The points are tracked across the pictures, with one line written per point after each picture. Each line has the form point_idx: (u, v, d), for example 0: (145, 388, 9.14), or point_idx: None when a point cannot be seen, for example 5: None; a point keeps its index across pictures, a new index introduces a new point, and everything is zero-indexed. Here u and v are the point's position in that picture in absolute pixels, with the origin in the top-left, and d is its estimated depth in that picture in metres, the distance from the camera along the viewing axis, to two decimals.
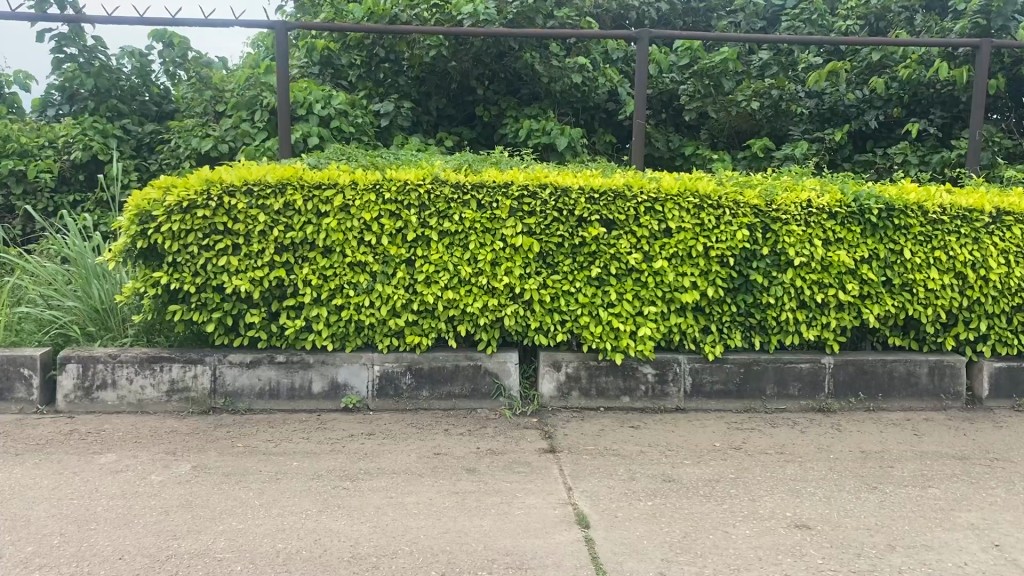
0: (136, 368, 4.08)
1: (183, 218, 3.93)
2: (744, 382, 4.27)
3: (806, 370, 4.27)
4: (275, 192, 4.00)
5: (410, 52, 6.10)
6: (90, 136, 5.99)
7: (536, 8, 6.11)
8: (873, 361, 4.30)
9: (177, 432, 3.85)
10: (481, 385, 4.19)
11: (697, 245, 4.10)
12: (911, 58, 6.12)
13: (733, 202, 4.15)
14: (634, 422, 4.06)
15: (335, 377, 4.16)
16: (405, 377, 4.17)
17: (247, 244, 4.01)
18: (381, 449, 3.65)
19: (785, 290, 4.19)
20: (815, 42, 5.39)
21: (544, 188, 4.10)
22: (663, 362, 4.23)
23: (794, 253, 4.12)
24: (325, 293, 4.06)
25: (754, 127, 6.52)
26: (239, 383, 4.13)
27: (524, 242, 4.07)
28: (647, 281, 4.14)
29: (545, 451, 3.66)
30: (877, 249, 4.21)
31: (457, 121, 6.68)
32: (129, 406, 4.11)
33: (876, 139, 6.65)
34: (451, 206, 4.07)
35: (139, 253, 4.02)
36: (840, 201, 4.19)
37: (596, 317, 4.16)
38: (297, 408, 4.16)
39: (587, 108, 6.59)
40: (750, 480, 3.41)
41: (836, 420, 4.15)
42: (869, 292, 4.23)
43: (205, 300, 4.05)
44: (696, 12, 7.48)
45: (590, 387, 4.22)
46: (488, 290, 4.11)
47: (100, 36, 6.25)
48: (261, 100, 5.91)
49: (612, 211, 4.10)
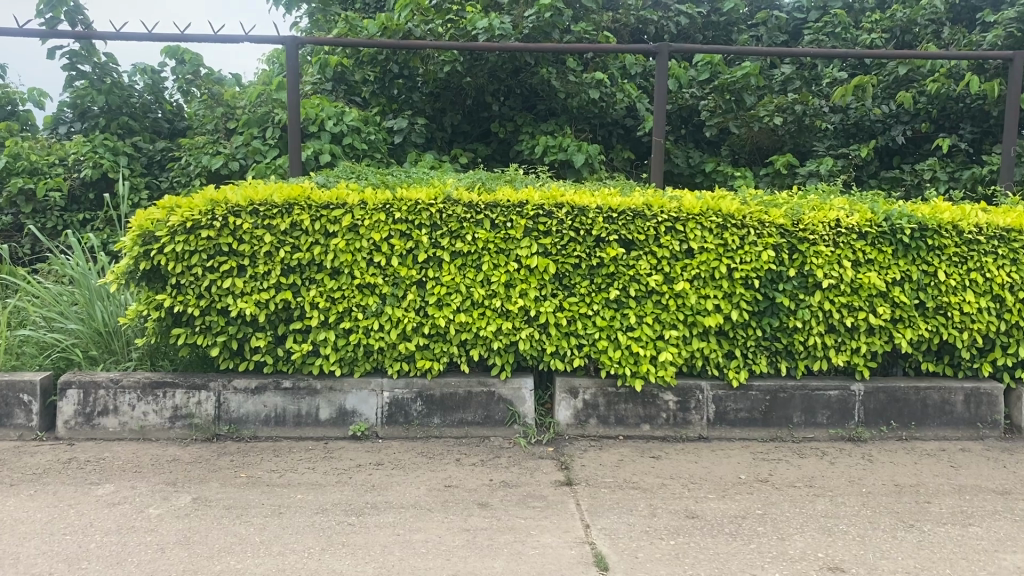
0: (138, 394, 3.96)
1: (187, 238, 3.80)
2: (770, 410, 4.08)
3: (835, 398, 4.08)
4: (281, 211, 3.87)
5: (423, 67, 5.96)
6: (100, 154, 5.90)
7: (553, 23, 5.97)
8: (906, 388, 4.10)
9: (179, 461, 3.71)
10: (495, 412, 4.02)
11: (720, 267, 3.92)
12: (941, 72, 5.96)
13: (758, 222, 3.97)
14: (655, 453, 3.87)
15: (343, 404, 4.01)
16: (416, 404, 4.01)
17: (253, 266, 3.88)
18: (390, 481, 3.49)
19: (813, 313, 4.00)
20: (840, 56, 5.20)
21: (560, 207, 3.94)
22: (685, 389, 4.05)
23: (822, 274, 3.93)
24: (333, 316, 3.92)
25: (776, 142, 6.34)
26: (243, 410, 3.99)
27: (539, 263, 3.90)
28: (668, 304, 3.96)
29: (561, 483, 3.49)
30: (909, 270, 4.00)
31: (473, 138, 6.58)
32: (131, 433, 3.97)
33: (903, 155, 6.48)
34: (463, 226, 3.92)
35: (142, 275, 3.89)
36: (870, 221, 4.00)
37: (615, 342, 3.98)
38: (304, 435, 4.01)
39: (604, 124, 6.47)
40: (779, 516, 3.22)
41: (867, 450, 3.95)
42: (901, 316, 4.04)
43: (209, 323, 3.92)
44: (717, 25, 7.31)
45: (609, 415, 4.04)
46: (502, 313, 3.95)
47: (113, 53, 6.19)
48: (272, 117, 5.82)
49: (631, 231, 3.93)
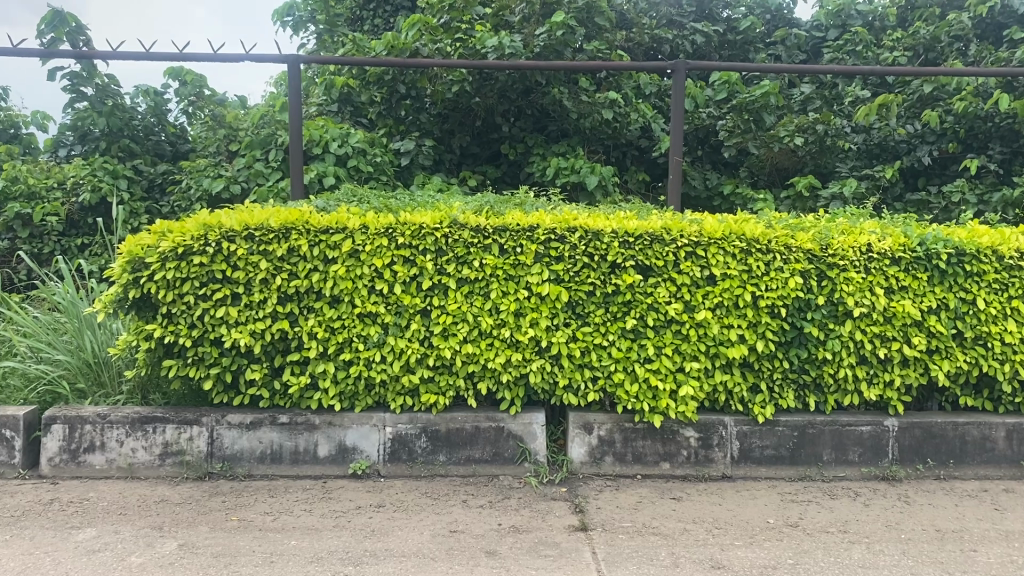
0: (127, 430, 3.74)
1: (178, 265, 3.59)
2: (798, 447, 3.82)
3: (867, 434, 3.83)
4: (278, 236, 3.66)
5: (431, 88, 5.78)
6: (100, 177, 5.72)
7: (565, 41, 5.77)
8: (943, 424, 3.84)
9: (168, 502, 3.48)
10: (504, 449, 3.78)
11: (744, 294, 3.68)
12: (967, 90, 5.75)
13: (785, 247, 3.73)
14: (676, 493, 3.62)
15: (343, 440, 3.77)
16: (420, 440, 3.77)
17: (248, 294, 3.66)
18: (391, 526, 3.24)
19: (844, 344, 3.75)
20: (863, 74, 4.97)
21: (572, 231, 3.71)
22: (707, 424, 3.80)
23: (854, 302, 3.68)
24: (333, 347, 3.70)
25: (797, 163, 6.09)
26: (238, 447, 3.76)
27: (551, 291, 3.67)
28: (689, 335, 3.72)
29: (575, 529, 3.23)
30: (946, 298, 3.74)
31: (482, 160, 6.39)
32: (118, 471, 3.75)
33: (929, 177, 6.25)
34: (471, 251, 3.69)
35: (132, 303, 3.68)
36: (904, 245, 3.75)
37: (632, 374, 3.74)
38: (301, 474, 3.77)
39: (618, 145, 6.25)
40: (812, 567, 2.95)
41: (904, 491, 3.69)
42: (938, 346, 3.78)
43: (202, 354, 3.70)
44: (733, 44, 7.09)
45: (625, 453, 3.79)
46: (512, 343, 3.72)
47: (115, 74, 6.01)
48: (276, 139, 5.66)
49: (649, 256, 3.69)
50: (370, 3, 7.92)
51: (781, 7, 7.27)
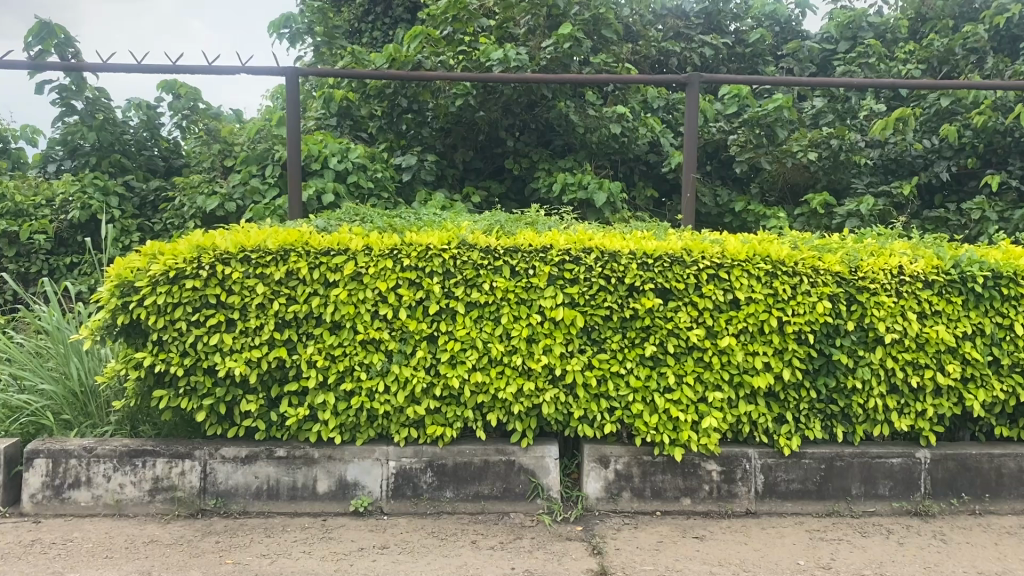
0: (114, 464, 3.52)
1: (170, 289, 3.38)
2: (826, 481, 3.61)
3: (898, 466, 3.62)
4: (275, 258, 3.45)
5: (434, 101, 5.60)
6: (90, 194, 5.51)
7: (570, 53, 5.58)
8: (977, 455, 3.64)
9: (157, 543, 3.25)
10: (515, 484, 3.56)
11: (769, 320, 3.47)
12: (986, 104, 5.55)
13: (812, 269, 3.53)
14: (698, 532, 3.41)
15: (343, 475, 3.55)
16: (425, 475, 3.56)
17: (244, 320, 3.45)
18: (396, 570, 3.02)
19: (874, 372, 3.55)
20: (875, 87, 4.72)
21: (588, 252, 3.51)
22: (730, 457, 3.59)
23: (885, 328, 3.48)
24: (333, 376, 3.48)
25: (809, 178, 5.88)
26: (232, 482, 3.54)
27: (565, 315, 3.46)
28: (711, 362, 3.52)
29: (594, 573, 3.01)
30: (982, 323, 3.54)
31: (485, 175, 6.20)
32: (105, 508, 3.52)
33: (947, 192, 6.09)
34: (480, 273, 3.49)
35: (121, 330, 3.46)
36: (937, 268, 3.55)
37: (651, 405, 3.53)
38: (299, 511, 3.55)
39: (626, 160, 6.06)
40: None
41: (938, 528, 3.48)
42: (973, 374, 3.57)
43: (194, 384, 3.48)
44: (742, 57, 6.92)
45: (643, 487, 3.58)
46: (524, 372, 3.51)
47: (105, 88, 5.80)
48: (273, 154, 5.45)
49: (668, 279, 3.49)
50: (369, 15, 7.78)
51: (790, 20, 7.17)
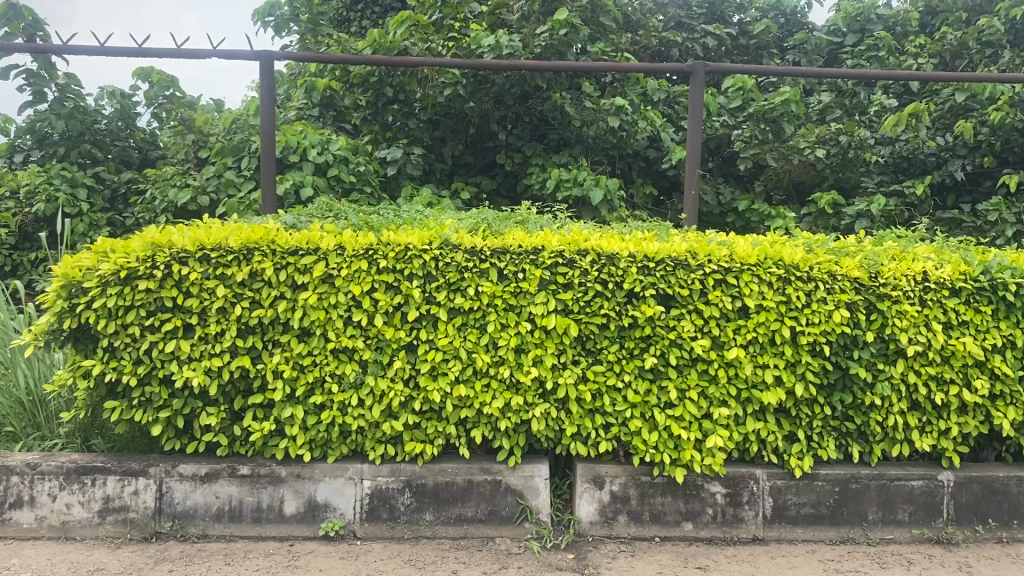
0: (60, 482, 3.20)
1: (122, 291, 3.06)
2: (840, 505, 3.31)
3: (918, 490, 3.32)
4: (238, 258, 3.13)
5: (421, 91, 5.26)
6: (56, 185, 5.15)
7: (567, 41, 5.25)
8: (1005, 478, 3.34)
9: (103, 572, 2.92)
10: (501, 507, 3.26)
11: (781, 330, 3.17)
12: (1003, 100, 5.24)
13: (829, 274, 3.22)
14: (701, 561, 3.10)
15: (313, 495, 3.24)
16: (403, 496, 3.24)
17: (204, 326, 3.14)
18: None
19: (894, 388, 3.25)
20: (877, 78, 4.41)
21: (583, 254, 3.19)
22: (736, 478, 3.29)
23: (907, 340, 3.17)
24: (303, 388, 3.17)
25: (816, 177, 5.60)
26: (190, 502, 3.22)
27: (558, 323, 3.15)
28: (716, 376, 3.22)
29: None
30: (1013, 335, 3.24)
31: (475, 170, 5.90)
32: (50, 531, 3.21)
33: (960, 193, 5.82)
34: (464, 277, 3.17)
35: (69, 336, 3.14)
36: (965, 274, 3.24)
37: (651, 421, 3.24)
38: (264, 534, 3.23)
39: (624, 156, 5.73)
40: None
41: (964, 558, 3.17)
42: (1002, 391, 3.28)
43: (149, 395, 3.16)
44: (746, 49, 6.63)
45: (641, 511, 3.28)
46: (512, 385, 3.20)
47: (74, 73, 5.36)
48: (249, 146, 5.13)
49: (671, 285, 3.17)
50: (358, 4, 7.46)
51: (796, 11, 6.78)
